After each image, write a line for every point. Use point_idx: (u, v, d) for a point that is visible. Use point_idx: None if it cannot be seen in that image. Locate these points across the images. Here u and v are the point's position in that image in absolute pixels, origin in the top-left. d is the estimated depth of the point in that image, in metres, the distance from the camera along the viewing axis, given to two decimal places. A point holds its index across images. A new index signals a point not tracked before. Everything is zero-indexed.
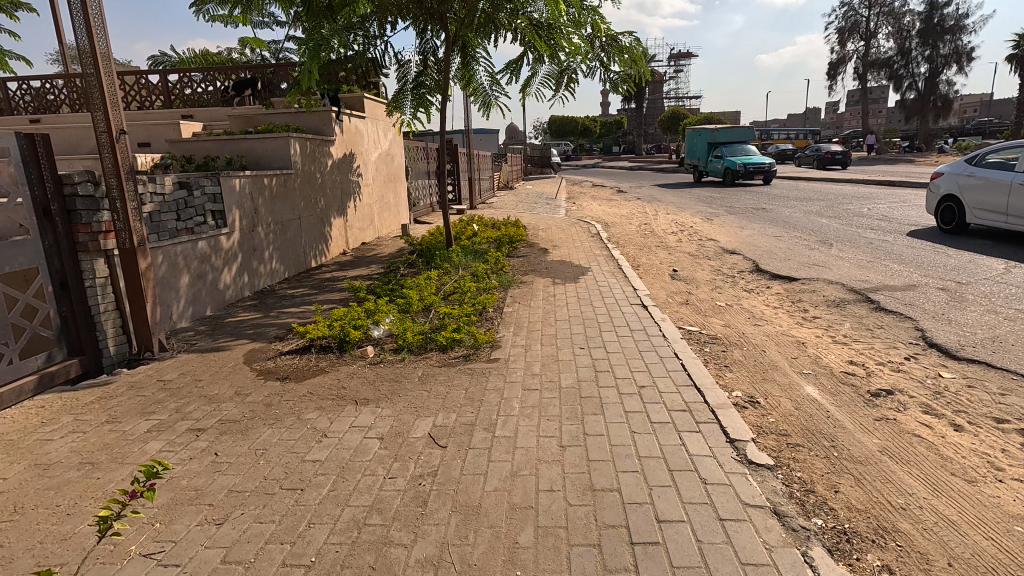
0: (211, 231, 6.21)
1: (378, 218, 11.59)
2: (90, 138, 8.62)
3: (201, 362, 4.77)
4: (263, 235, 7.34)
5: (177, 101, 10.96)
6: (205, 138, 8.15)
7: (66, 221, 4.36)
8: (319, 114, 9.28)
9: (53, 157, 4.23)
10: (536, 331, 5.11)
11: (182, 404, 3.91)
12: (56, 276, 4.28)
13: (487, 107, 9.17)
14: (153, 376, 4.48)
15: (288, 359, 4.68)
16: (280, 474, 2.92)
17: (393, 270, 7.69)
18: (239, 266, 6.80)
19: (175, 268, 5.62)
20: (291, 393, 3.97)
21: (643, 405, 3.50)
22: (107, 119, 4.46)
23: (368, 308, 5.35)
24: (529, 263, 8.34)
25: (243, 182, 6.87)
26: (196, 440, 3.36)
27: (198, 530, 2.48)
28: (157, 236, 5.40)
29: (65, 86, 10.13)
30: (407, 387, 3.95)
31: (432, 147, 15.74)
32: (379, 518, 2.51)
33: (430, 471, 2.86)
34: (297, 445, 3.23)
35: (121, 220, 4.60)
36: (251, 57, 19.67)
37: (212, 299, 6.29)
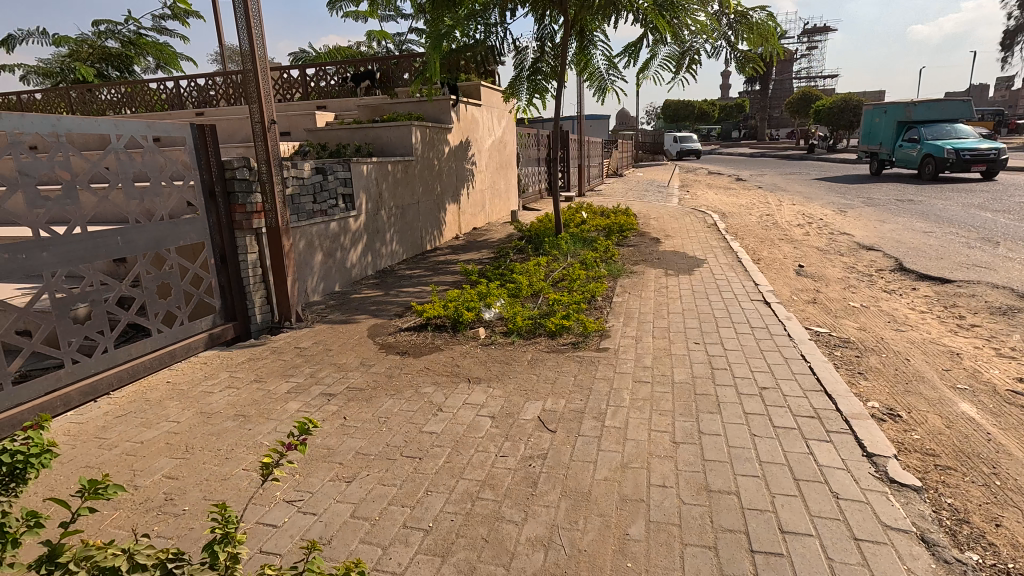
0: (341, 213, 6.73)
1: (489, 204, 11.88)
2: (242, 128, 9.67)
3: (331, 333, 5.21)
4: (386, 218, 7.83)
5: (313, 93, 11.94)
6: (338, 127, 8.80)
7: (226, 202, 4.93)
8: (439, 102, 9.65)
9: (218, 144, 4.79)
10: (647, 322, 4.97)
11: (315, 370, 4.31)
12: (217, 250, 4.87)
13: (603, 93, 9.00)
14: (291, 343, 4.99)
15: (407, 335, 4.98)
16: (401, 442, 3.12)
17: (503, 255, 7.85)
18: (364, 247, 7.31)
19: (311, 246, 6.18)
20: (409, 367, 4.23)
21: (764, 407, 3.29)
22: (261, 110, 4.96)
23: (480, 290, 5.53)
24: (640, 252, 8.12)
25: (370, 168, 7.35)
26: (328, 403, 3.69)
27: (330, 484, 2.74)
28: (297, 217, 5.95)
29: (222, 81, 11.41)
30: (517, 370, 4.03)
31: (543, 134, 15.77)
32: (492, 493, 2.60)
33: (540, 454, 2.91)
34: (415, 416, 3.43)
35: (269, 202, 5.11)
36: (376, 49, 20.88)
37: (340, 276, 6.84)
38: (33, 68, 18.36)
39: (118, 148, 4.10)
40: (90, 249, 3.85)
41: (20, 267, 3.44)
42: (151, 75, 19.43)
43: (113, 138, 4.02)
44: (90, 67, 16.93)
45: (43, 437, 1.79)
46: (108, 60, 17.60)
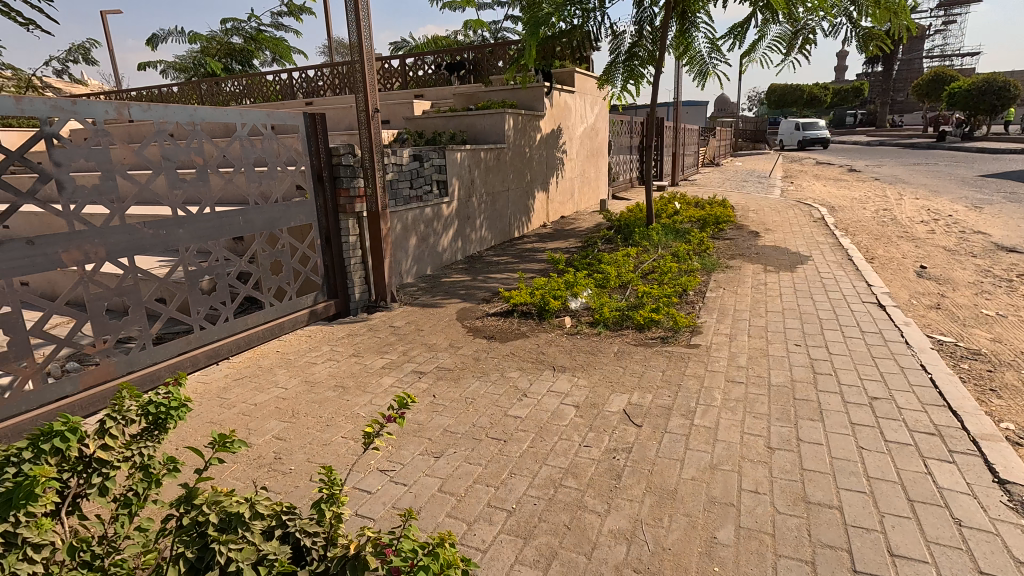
0: (435, 199, 6.96)
1: (578, 192, 11.78)
2: (347, 116, 10.23)
3: (423, 314, 5.44)
4: (477, 204, 8.00)
5: (411, 82, 12.36)
6: (434, 115, 9.08)
7: (332, 186, 5.26)
8: (533, 90, 9.65)
9: (327, 132, 5.10)
10: (743, 320, 4.73)
11: (408, 348, 4.52)
12: (322, 231, 5.22)
13: (703, 77, 8.58)
14: (386, 322, 5.26)
15: (494, 320, 5.08)
16: (487, 423, 3.21)
17: (591, 244, 7.76)
18: (455, 232, 7.52)
19: (406, 230, 6.45)
20: (495, 351, 4.33)
21: (874, 418, 3.03)
22: (366, 99, 5.21)
23: (567, 279, 5.52)
24: (737, 246, 7.71)
25: (464, 156, 7.52)
26: (419, 381, 3.86)
27: (420, 458, 2.87)
28: (395, 202, 6.22)
29: (329, 73, 12.13)
30: (603, 361, 4.00)
31: (637, 121, 15.33)
32: (575, 482, 2.61)
33: (624, 447, 2.87)
34: (501, 399, 3.51)
35: (370, 187, 5.38)
36: (472, 37, 21.21)
37: (432, 260, 7.09)
38: (171, 64, 20.49)
39: (242, 135, 4.49)
40: (217, 227, 4.26)
41: (161, 242, 3.88)
42: (268, 67, 21.04)
43: (238, 126, 4.40)
44: (218, 62, 18.61)
45: (179, 393, 2.01)
46: (232, 55, 19.25)
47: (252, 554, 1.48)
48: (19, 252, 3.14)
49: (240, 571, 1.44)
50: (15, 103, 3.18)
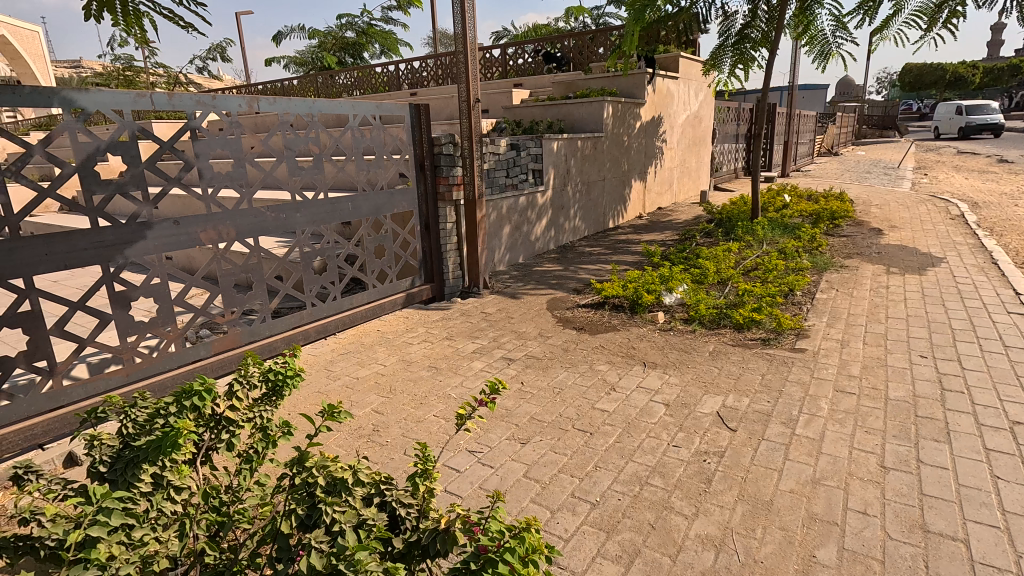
0: (530, 188, 7.01)
1: (677, 183, 11.33)
2: (448, 106, 10.54)
3: (514, 302, 5.52)
4: (571, 193, 7.95)
5: (511, 71, 12.46)
6: (533, 104, 9.10)
7: (433, 174, 5.45)
8: (634, 76, 9.38)
9: (430, 122, 5.28)
10: (858, 325, 4.33)
11: (498, 335, 4.62)
12: (422, 218, 5.44)
13: (824, 59, 7.87)
14: (478, 308, 5.41)
15: (584, 311, 5.05)
16: (574, 414, 3.21)
17: (689, 238, 7.44)
18: (549, 221, 7.54)
19: (501, 218, 6.56)
20: (585, 343, 4.30)
21: (1015, 446, 2.67)
22: (467, 89, 5.33)
23: (662, 273, 5.35)
24: (855, 244, 7.05)
25: (560, 145, 7.49)
26: (508, 367, 3.94)
27: (507, 443, 2.94)
28: (491, 190, 6.33)
29: (433, 63, 12.54)
30: (697, 360, 3.84)
31: (745, 108, 14.41)
32: (661, 481, 2.55)
33: (717, 451, 2.76)
34: (588, 392, 3.49)
35: (468, 175, 5.52)
36: (573, 24, 20.94)
37: (525, 249, 7.17)
38: (293, 59, 22.18)
39: (353, 125, 4.77)
40: (329, 212, 4.58)
41: (281, 224, 4.24)
42: (377, 60, 22.14)
43: (350, 117, 4.68)
44: (333, 56, 19.88)
45: (294, 363, 2.20)
46: (346, 49, 20.44)
47: (353, 517, 1.60)
48: (168, 231, 3.57)
49: (343, 531, 1.57)
50: (167, 98, 3.59)
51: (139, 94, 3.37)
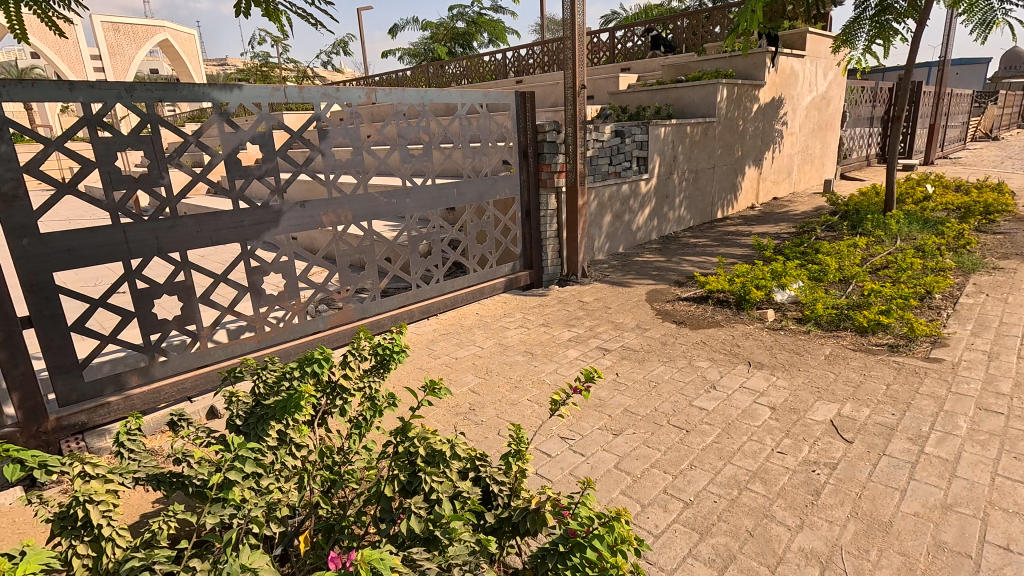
0: (634, 176, 6.82)
1: (797, 171, 10.47)
2: (554, 92, 10.51)
3: (612, 292, 5.44)
4: (677, 181, 7.64)
5: (619, 55, 12.14)
6: (640, 89, 8.82)
7: (535, 161, 5.49)
8: (753, 56, 8.75)
9: (535, 109, 5.31)
10: (1011, 336, 3.78)
11: (594, 324, 4.59)
12: (524, 205, 5.51)
13: (987, 28, 6.82)
14: (576, 296, 5.39)
15: (685, 305, 4.86)
16: (669, 410, 3.12)
17: (807, 231, 6.87)
18: (652, 210, 7.31)
19: (602, 206, 6.46)
20: (685, 338, 4.15)
21: None
22: (573, 75, 5.28)
23: (774, 268, 5.00)
24: (1014, 243, 6.11)
25: (668, 131, 7.20)
26: (603, 357, 3.90)
27: (599, 433, 2.92)
28: (593, 177, 6.25)
29: (539, 50, 12.54)
30: (809, 363, 3.57)
31: (883, 87, 12.95)
32: (762, 488, 2.42)
33: (827, 463, 2.56)
34: (686, 388, 3.37)
35: (571, 162, 5.49)
36: (687, 3, 19.91)
37: (625, 238, 7.02)
38: (407, 51, 23.22)
39: (461, 114, 4.92)
40: (436, 198, 4.78)
41: (392, 208, 4.50)
42: (485, 49, 22.57)
43: (458, 106, 4.83)
44: (444, 47, 20.55)
45: (400, 339, 2.34)
46: (456, 40, 21.03)
47: (450, 488, 1.69)
48: (295, 213, 3.92)
49: (440, 500, 1.66)
50: (298, 91, 3.93)
51: (275, 88, 3.72)
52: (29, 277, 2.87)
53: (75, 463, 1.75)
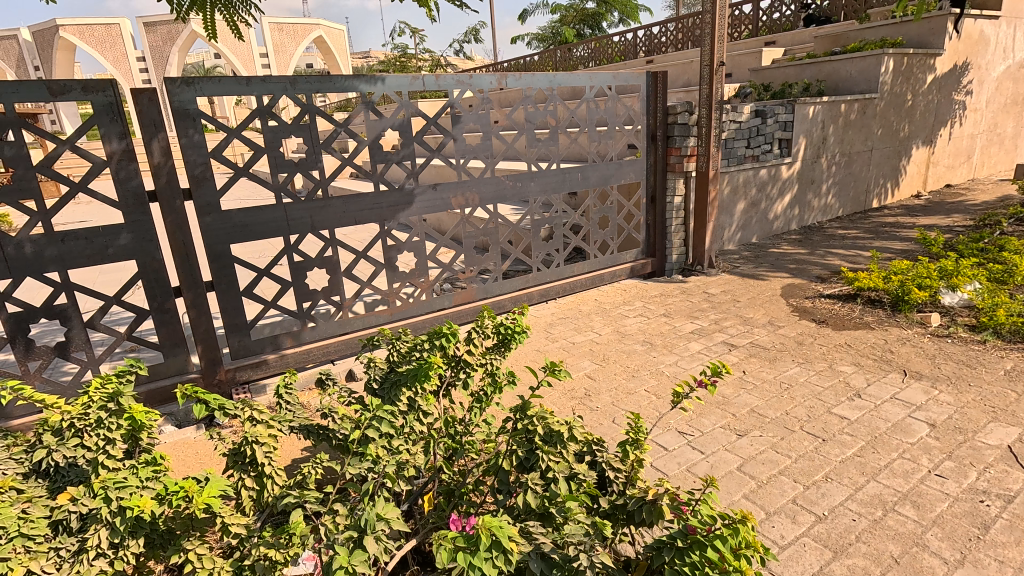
0: (774, 159, 6.28)
1: (979, 153, 8.95)
2: (687, 72, 9.97)
3: (742, 285, 5.10)
4: (826, 166, 6.91)
5: (763, 27, 11.18)
6: (787, 64, 8.08)
7: (664, 145, 5.26)
8: (931, 20, 7.58)
9: (667, 90, 5.08)
10: None
11: (720, 317, 4.34)
12: (649, 190, 5.32)
13: None
14: (701, 287, 5.13)
15: (828, 302, 4.42)
16: (803, 415, 2.88)
17: (990, 224, 5.88)
18: (793, 198, 6.70)
19: (736, 193, 6.04)
20: (825, 338, 3.78)
21: None
22: (711, 52, 4.95)
23: (943, 266, 4.36)
24: None
25: (818, 109, 6.51)
26: (729, 353, 3.69)
27: (721, 432, 2.78)
28: (727, 161, 5.85)
29: (674, 27, 11.92)
30: (983, 378, 3.08)
31: None
32: (913, 512, 2.15)
33: (1001, 494, 2.20)
34: (824, 393, 3.08)
35: (703, 145, 5.18)
36: None
37: (760, 228, 6.51)
38: (535, 35, 23.29)
39: (589, 97, 4.84)
40: (560, 182, 4.78)
41: (517, 192, 4.58)
42: (615, 29, 21.97)
43: (587, 89, 4.77)
44: (573, 29, 20.32)
45: (521, 320, 2.39)
46: (585, 21, 20.73)
47: (566, 469, 1.72)
48: (428, 195, 4.15)
49: (556, 479, 1.69)
50: (435, 79, 4.13)
51: (414, 77, 3.94)
52: (213, 247, 3.36)
53: (245, 408, 2.03)
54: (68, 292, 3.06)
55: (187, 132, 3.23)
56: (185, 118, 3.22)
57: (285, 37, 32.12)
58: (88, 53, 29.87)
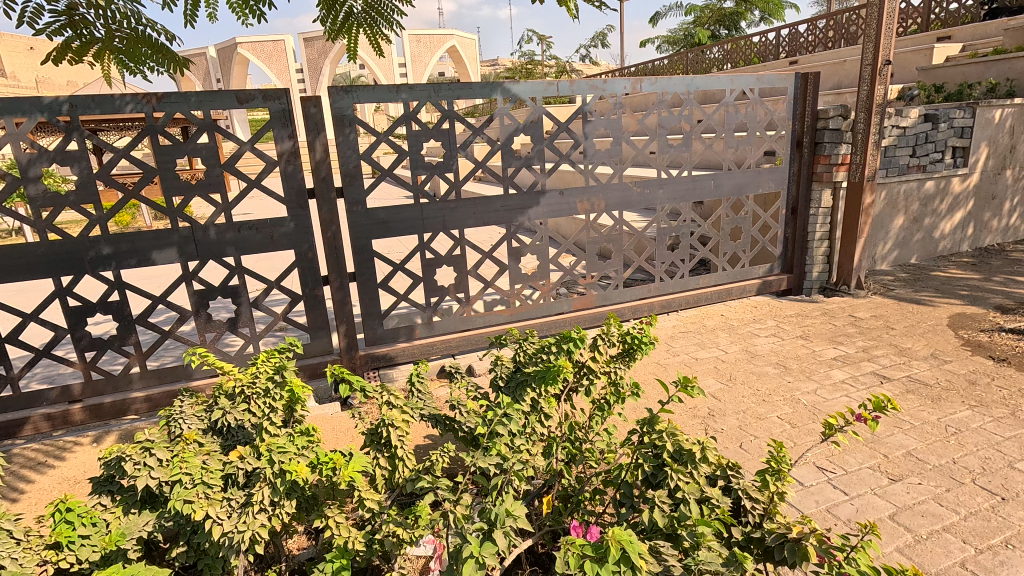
0: (946, 170, 5.50)
1: None
2: (839, 73, 9.13)
3: (898, 311, 4.54)
4: (1011, 180, 5.96)
5: (936, 21, 9.89)
6: (966, 61, 7.10)
7: (811, 152, 4.81)
8: None
9: (819, 92, 4.64)
10: None
11: (870, 345, 3.89)
12: (790, 201, 4.89)
13: None
14: (847, 310, 4.65)
15: (1010, 338, 3.79)
16: (975, 466, 2.48)
17: None
18: (966, 215, 5.85)
19: (894, 207, 5.38)
20: (1006, 380, 3.25)
21: None
22: (876, 49, 4.45)
23: None
24: None
25: (1006, 113, 5.64)
26: (880, 386, 3.29)
27: (869, 473, 2.48)
28: (887, 171, 5.22)
29: (824, 25, 10.97)
30: None
31: None
32: None
33: None
34: (1004, 443, 2.64)
35: (859, 153, 4.67)
36: None
37: (921, 248, 5.75)
38: (666, 38, 22.57)
39: (729, 101, 4.56)
40: (691, 189, 4.56)
41: (645, 199, 4.45)
42: (754, 28, 20.74)
43: (727, 92, 4.51)
44: (707, 30, 19.49)
45: (649, 331, 2.30)
46: (722, 21, 19.77)
47: (698, 491, 1.63)
48: (555, 199, 4.18)
49: (686, 499, 1.62)
50: (569, 84, 4.14)
51: (549, 82, 3.98)
52: (358, 241, 3.65)
53: (383, 393, 2.16)
54: (240, 274, 3.49)
55: (344, 134, 3.53)
56: (343, 121, 3.53)
57: (422, 48, 34.30)
58: (259, 67, 34.09)
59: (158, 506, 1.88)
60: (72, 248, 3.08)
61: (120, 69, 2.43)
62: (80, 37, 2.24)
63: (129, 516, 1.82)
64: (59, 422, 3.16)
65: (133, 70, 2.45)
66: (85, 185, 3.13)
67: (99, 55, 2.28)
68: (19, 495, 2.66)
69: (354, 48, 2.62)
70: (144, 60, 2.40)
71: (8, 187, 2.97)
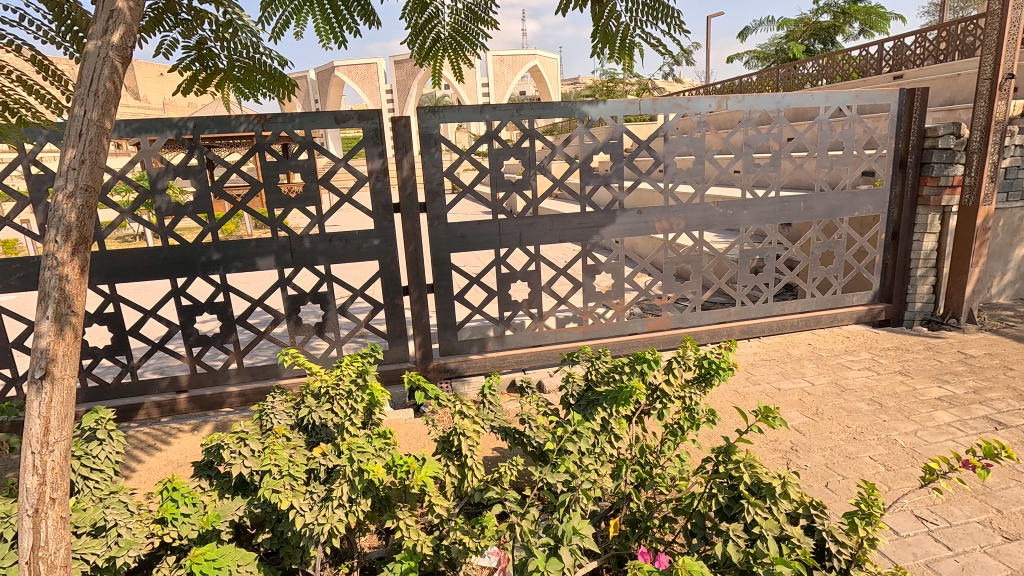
0: None
1: None
2: (953, 86, 8.43)
3: (1018, 350, 4.08)
4: None
5: None
6: None
7: (917, 172, 4.45)
8: None
9: (926, 109, 4.29)
10: None
11: (982, 386, 3.51)
12: (891, 225, 4.54)
13: None
14: (955, 345, 4.24)
15: None
16: None
17: None
18: None
19: (1015, 234, 4.86)
20: None
21: None
22: (997, 62, 4.07)
23: None
24: None
25: None
26: (994, 433, 2.96)
27: (978, 528, 2.24)
28: (1007, 195, 4.72)
29: (934, 36, 10.18)
30: None
31: None
32: None
33: None
34: None
35: (973, 175, 4.27)
36: None
37: None
38: (755, 53, 21.69)
39: (824, 118, 4.32)
40: (779, 211, 4.35)
41: (727, 220, 4.29)
42: (853, 41, 19.57)
43: (821, 110, 4.27)
44: (801, 45, 18.67)
45: (728, 356, 2.20)
46: (818, 35, 18.84)
47: (778, 528, 1.55)
48: (632, 217, 4.13)
49: (764, 536, 1.54)
50: (651, 103, 4.10)
51: (630, 100, 3.96)
52: (437, 254, 3.79)
53: (456, 402, 2.21)
54: (329, 282, 3.71)
55: (430, 152, 3.69)
56: (429, 140, 3.69)
57: (505, 68, 35.07)
58: (353, 88, 36.39)
59: (248, 494, 2.02)
60: (187, 253, 3.42)
61: (235, 95, 2.69)
62: (206, 68, 2.50)
63: (223, 499, 1.97)
64: (167, 409, 3.49)
65: (246, 96, 2.70)
66: (201, 196, 3.46)
67: (220, 84, 2.56)
68: (132, 473, 2.95)
69: (438, 73, 2.73)
70: (257, 86, 2.64)
71: (140, 198, 3.35)
